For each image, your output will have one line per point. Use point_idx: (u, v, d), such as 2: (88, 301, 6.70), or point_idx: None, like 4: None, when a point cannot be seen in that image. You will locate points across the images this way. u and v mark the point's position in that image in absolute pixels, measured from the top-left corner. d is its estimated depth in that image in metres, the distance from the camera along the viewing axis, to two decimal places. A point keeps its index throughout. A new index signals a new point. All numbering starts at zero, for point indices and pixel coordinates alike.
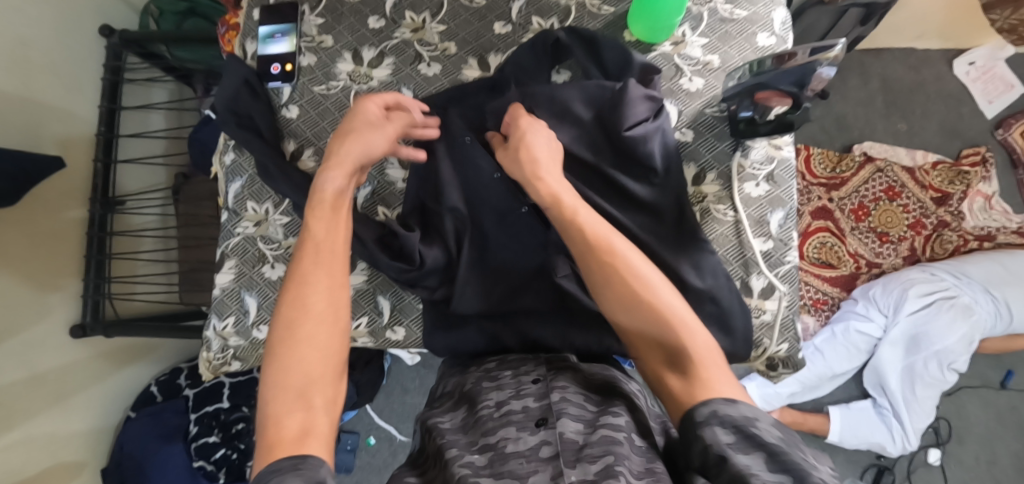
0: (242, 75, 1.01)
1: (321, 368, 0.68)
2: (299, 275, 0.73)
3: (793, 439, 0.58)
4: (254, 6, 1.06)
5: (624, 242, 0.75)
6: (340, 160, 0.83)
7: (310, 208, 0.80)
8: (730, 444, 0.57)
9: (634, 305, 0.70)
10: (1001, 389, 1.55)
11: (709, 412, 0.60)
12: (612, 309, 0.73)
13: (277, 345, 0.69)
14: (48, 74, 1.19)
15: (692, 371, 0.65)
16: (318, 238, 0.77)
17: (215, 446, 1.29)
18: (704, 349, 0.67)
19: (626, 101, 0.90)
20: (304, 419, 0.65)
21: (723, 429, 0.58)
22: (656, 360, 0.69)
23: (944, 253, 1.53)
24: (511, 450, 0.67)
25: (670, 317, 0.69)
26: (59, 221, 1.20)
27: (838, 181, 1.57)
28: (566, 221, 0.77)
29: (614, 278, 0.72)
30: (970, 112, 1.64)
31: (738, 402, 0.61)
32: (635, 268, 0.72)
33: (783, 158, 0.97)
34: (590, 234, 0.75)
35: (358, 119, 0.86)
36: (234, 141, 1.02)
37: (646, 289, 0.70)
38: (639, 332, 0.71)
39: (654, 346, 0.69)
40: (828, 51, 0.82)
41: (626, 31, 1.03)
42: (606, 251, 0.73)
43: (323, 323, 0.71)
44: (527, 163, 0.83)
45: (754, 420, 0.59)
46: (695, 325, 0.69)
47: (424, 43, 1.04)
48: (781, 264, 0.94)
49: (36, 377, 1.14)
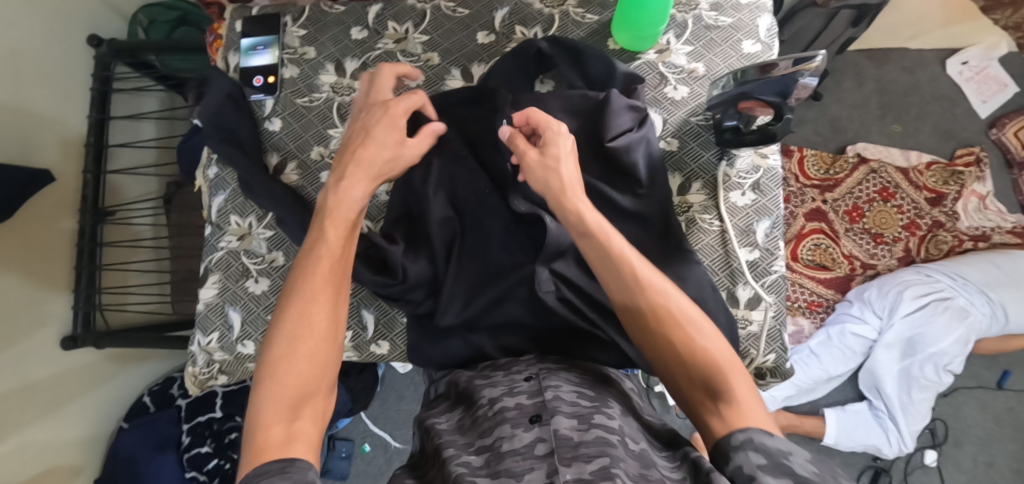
0: (225, 90, 1.02)
1: (315, 383, 0.69)
2: (303, 289, 0.73)
3: (831, 477, 0.57)
4: (237, 19, 1.08)
5: (670, 282, 0.73)
6: (364, 171, 0.81)
7: (329, 219, 0.78)
8: (760, 466, 0.58)
9: (680, 345, 0.70)
10: (997, 389, 1.54)
11: (745, 438, 0.61)
12: (655, 346, 0.72)
13: (273, 357, 0.69)
14: (37, 84, 1.16)
15: (732, 411, 0.64)
16: (334, 251, 0.76)
17: (208, 457, 1.28)
18: (749, 394, 0.65)
19: (609, 111, 0.91)
20: (289, 429, 0.65)
21: (756, 454, 0.59)
22: (695, 397, 0.68)
23: (939, 254, 1.52)
24: (508, 449, 0.66)
25: (717, 361, 0.68)
26: (52, 231, 1.18)
27: (832, 183, 1.55)
28: (600, 248, 0.75)
29: (663, 318, 0.71)
30: (964, 112, 1.63)
31: (774, 434, 0.62)
32: (684, 309, 0.71)
33: (769, 167, 0.98)
34: (638, 270, 0.73)
35: (382, 137, 0.83)
36: (217, 156, 1.05)
37: (694, 330, 0.70)
38: (679, 369, 0.70)
39: (693, 384, 0.68)
40: (810, 61, 0.85)
41: (610, 40, 1.04)
42: (654, 290, 0.72)
43: (322, 339, 0.71)
44: (555, 187, 0.78)
45: (788, 454, 0.59)
46: (741, 370, 0.68)
47: (406, 54, 1.05)
48: (767, 274, 0.95)
49: (28, 386, 1.12)
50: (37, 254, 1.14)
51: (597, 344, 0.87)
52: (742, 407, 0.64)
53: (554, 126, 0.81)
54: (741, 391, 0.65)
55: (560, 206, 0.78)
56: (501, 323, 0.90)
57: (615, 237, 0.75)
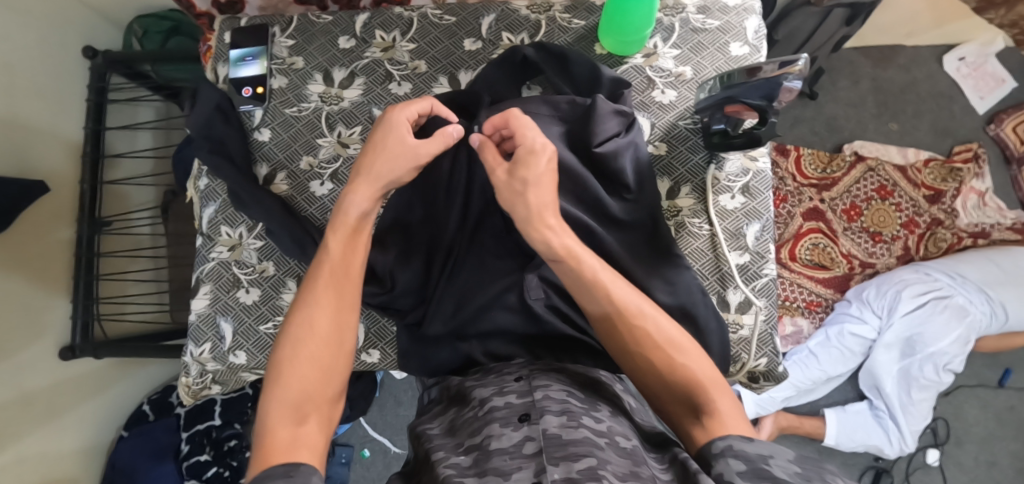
0: (214, 100, 1.03)
1: (321, 388, 0.69)
2: (306, 296, 0.74)
3: (815, 475, 0.56)
4: (226, 30, 1.08)
5: (648, 303, 0.75)
6: (369, 179, 0.80)
7: (331, 229, 0.79)
8: (738, 472, 0.58)
9: (662, 366, 0.72)
10: (998, 388, 1.53)
11: (724, 446, 0.62)
12: (637, 367, 0.74)
13: (280, 362, 0.70)
14: (32, 97, 1.16)
15: (714, 425, 0.66)
16: (335, 260, 0.76)
17: (207, 465, 1.28)
18: (730, 408, 0.67)
19: (596, 117, 0.91)
20: (294, 434, 0.65)
21: (735, 461, 0.59)
22: (679, 414, 0.70)
23: (937, 252, 1.51)
24: (496, 447, 0.65)
25: (699, 379, 0.70)
26: (47, 244, 1.17)
27: (829, 182, 1.54)
28: (572, 268, 0.76)
29: (643, 342, 0.73)
30: (960, 109, 1.62)
31: (755, 440, 0.62)
32: (663, 331, 0.73)
33: (758, 170, 0.98)
34: (616, 295, 0.74)
35: (390, 139, 0.80)
36: (207, 167, 1.05)
37: (675, 350, 0.72)
38: (662, 388, 0.72)
39: (678, 402, 0.71)
40: (794, 65, 0.85)
41: (597, 45, 1.04)
42: (633, 314, 0.73)
43: (325, 345, 0.71)
44: (531, 208, 0.77)
45: (768, 458, 0.58)
46: (723, 385, 0.70)
47: (394, 62, 1.06)
48: (758, 277, 0.96)
49: (24, 398, 1.12)
50: (30, 267, 1.13)
51: (587, 352, 0.88)
52: (724, 421, 0.66)
53: (535, 140, 0.78)
54: (723, 406, 0.68)
55: (526, 223, 0.77)
56: (488, 330, 0.90)
57: (588, 258, 0.76)
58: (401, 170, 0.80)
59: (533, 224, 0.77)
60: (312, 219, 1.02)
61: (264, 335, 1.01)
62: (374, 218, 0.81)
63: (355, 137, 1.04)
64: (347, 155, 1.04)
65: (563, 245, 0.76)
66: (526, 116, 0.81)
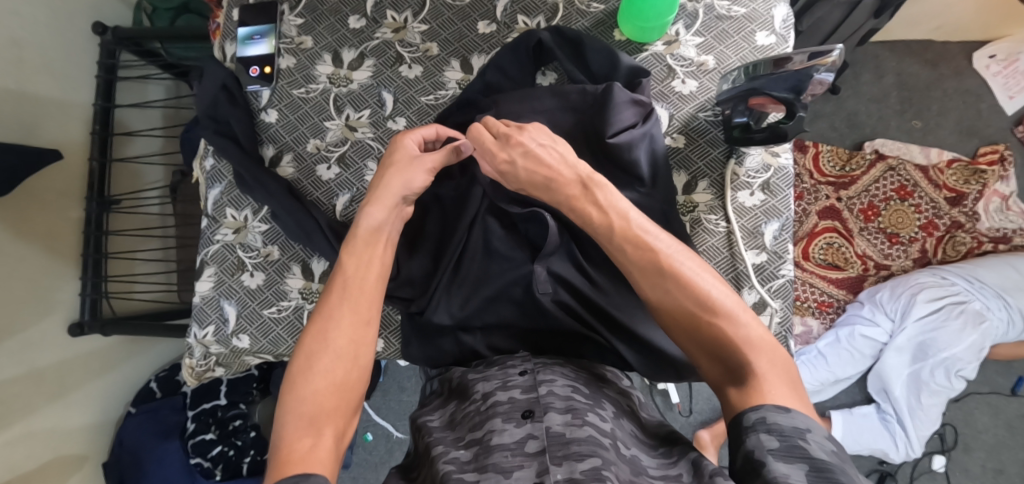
0: (220, 80, 1.01)
1: (337, 400, 0.67)
2: (323, 308, 0.72)
3: (845, 456, 0.55)
4: (233, 6, 1.05)
5: (685, 258, 0.69)
6: (382, 194, 0.80)
7: (346, 245, 0.77)
8: (772, 450, 0.55)
9: (692, 325, 0.66)
10: (1012, 395, 1.49)
11: (757, 419, 0.57)
12: (668, 328, 0.69)
13: (293, 373, 0.68)
14: (40, 71, 1.13)
15: (750, 390, 0.60)
16: (348, 273, 0.74)
17: (212, 443, 1.27)
18: (772, 370, 0.61)
19: (611, 106, 0.89)
20: (311, 445, 0.63)
21: (769, 437, 0.56)
22: (715, 375, 0.64)
23: (956, 256, 1.47)
24: (496, 443, 0.64)
25: (733, 336, 0.63)
26: (58, 219, 1.15)
27: (847, 180, 1.50)
28: (600, 229, 0.73)
29: (666, 302, 0.68)
30: (989, 108, 1.56)
31: (789, 410, 0.58)
32: (695, 285, 0.66)
33: (779, 166, 0.95)
34: (635, 253, 0.70)
35: (395, 158, 0.83)
36: (213, 148, 1.03)
37: (704, 309, 0.65)
38: (694, 348, 0.66)
39: (712, 362, 0.65)
40: (827, 56, 0.83)
41: (616, 31, 1.01)
42: (655, 271, 0.68)
43: (340, 358, 0.68)
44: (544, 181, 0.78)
45: (804, 433, 0.56)
46: (768, 344, 0.63)
47: (404, 43, 1.03)
48: (774, 278, 0.94)
49: (35, 373, 1.11)
50: (35, 241, 1.11)
51: (593, 348, 0.86)
52: (762, 383, 0.60)
53: (498, 158, 0.81)
54: (764, 368, 0.61)
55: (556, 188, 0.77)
56: (491, 323, 0.89)
57: (620, 201, 0.74)
58: (416, 177, 0.82)
59: (553, 187, 0.77)
60: (317, 203, 1.01)
61: (268, 320, 0.99)
62: (391, 233, 0.80)
63: (364, 120, 1.02)
64: (354, 139, 1.02)
65: (581, 212, 0.75)
66: (495, 123, 0.84)
